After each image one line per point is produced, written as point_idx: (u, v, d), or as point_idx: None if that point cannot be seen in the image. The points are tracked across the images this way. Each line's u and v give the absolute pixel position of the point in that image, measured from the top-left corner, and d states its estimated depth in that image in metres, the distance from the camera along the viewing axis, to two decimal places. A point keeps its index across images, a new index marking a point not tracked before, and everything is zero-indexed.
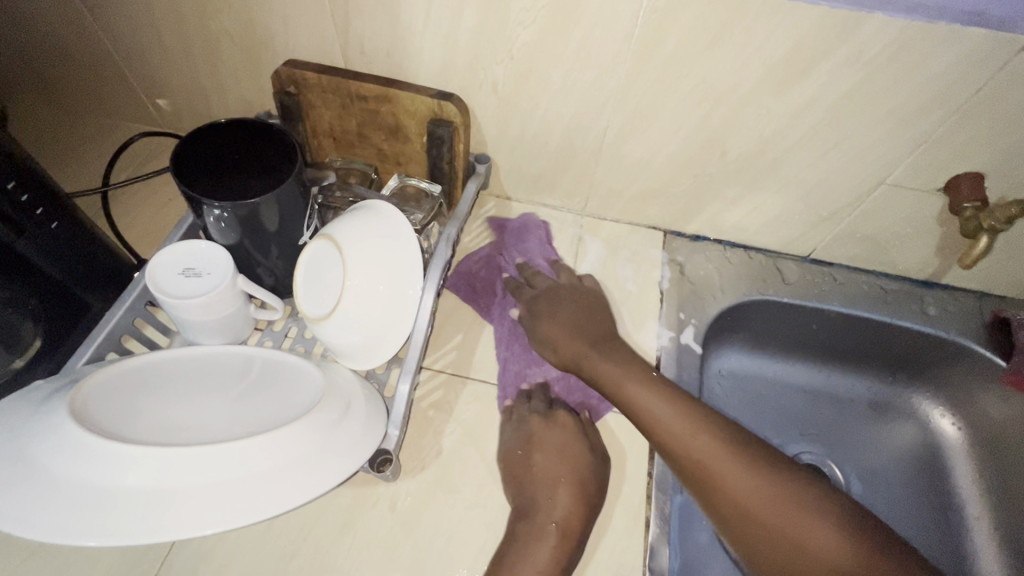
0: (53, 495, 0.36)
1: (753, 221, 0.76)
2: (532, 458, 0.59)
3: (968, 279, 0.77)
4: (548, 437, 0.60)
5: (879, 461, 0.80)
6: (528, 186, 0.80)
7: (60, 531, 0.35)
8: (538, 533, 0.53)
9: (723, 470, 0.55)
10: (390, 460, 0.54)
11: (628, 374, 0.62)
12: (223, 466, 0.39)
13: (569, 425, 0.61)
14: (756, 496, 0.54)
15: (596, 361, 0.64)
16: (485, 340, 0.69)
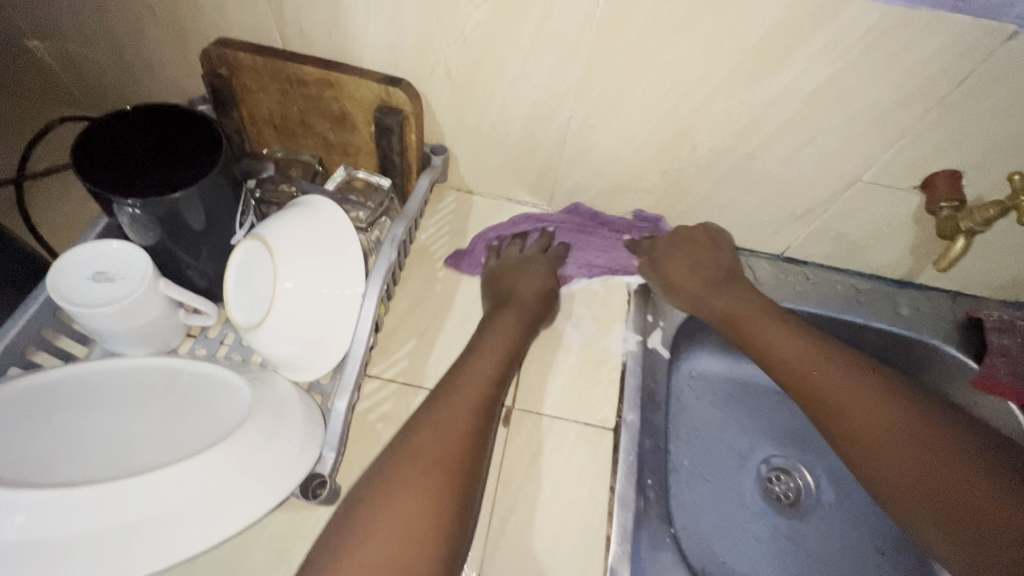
0: None
1: (726, 219, 0.72)
2: (501, 287, 0.67)
3: (941, 278, 0.75)
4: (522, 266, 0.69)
5: None
6: (491, 179, 0.75)
7: None
8: (484, 353, 0.57)
9: (829, 375, 0.58)
10: (325, 485, 0.50)
11: (756, 309, 0.66)
12: (123, 510, 0.36)
13: (539, 260, 0.71)
14: (841, 395, 0.57)
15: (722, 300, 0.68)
16: (440, 346, 0.65)
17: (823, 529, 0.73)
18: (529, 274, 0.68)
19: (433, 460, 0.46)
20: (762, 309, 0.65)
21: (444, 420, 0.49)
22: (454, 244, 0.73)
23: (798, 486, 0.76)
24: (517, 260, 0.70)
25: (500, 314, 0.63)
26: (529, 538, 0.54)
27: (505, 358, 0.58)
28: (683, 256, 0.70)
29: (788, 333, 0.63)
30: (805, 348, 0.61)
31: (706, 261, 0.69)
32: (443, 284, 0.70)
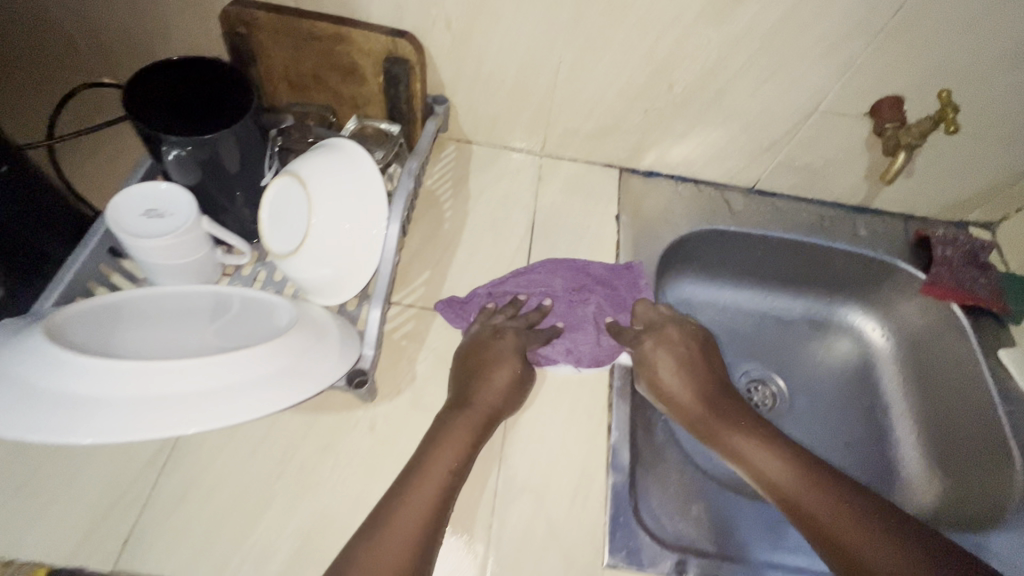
0: (28, 400, 0.37)
1: (702, 155, 0.80)
2: (464, 383, 0.60)
3: (893, 202, 0.85)
4: (493, 346, 0.62)
5: (816, 372, 0.88)
6: (488, 128, 0.81)
7: (36, 429, 0.36)
8: (426, 472, 0.50)
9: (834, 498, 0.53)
10: (367, 381, 0.57)
11: (759, 443, 0.58)
12: (201, 377, 0.41)
13: (509, 341, 0.63)
14: (868, 550, 0.49)
15: (718, 421, 0.61)
16: (452, 275, 0.72)
17: (796, 427, 0.83)
18: (493, 372, 0.60)
19: (399, 543, 0.44)
20: (764, 431, 0.60)
21: (410, 518, 0.46)
22: (457, 188, 0.80)
23: (773, 393, 0.86)
24: (490, 339, 0.63)
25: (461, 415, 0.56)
26: (542, 429, 0.62)
27: (461, 462, 0.52)
28: (680, 355, 0.66)
29: (783, 450, 0.58)
30: (808, 473, 0.56)
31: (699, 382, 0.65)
32: (450, 223, 0.76)
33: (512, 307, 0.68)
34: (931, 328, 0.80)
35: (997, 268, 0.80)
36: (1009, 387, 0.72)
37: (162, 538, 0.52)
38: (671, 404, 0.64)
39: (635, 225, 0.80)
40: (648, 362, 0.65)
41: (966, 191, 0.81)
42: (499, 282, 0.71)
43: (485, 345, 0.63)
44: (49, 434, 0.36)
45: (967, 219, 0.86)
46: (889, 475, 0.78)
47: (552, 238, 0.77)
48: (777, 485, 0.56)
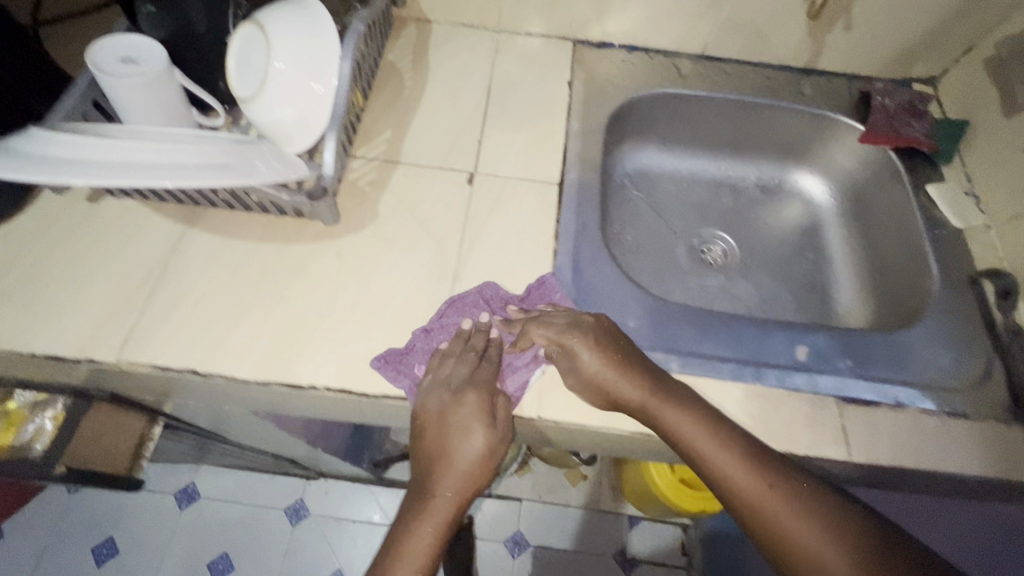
0: (67, 161, 0.51)
1: (649, 19, 0.84)
2: (434, 405, 0.57)
3: (837, 61, 0.88)
4: (437, 393, 0.58)
5: (766, 233, 0.94)
6: (444, 3, 0.86)
7: (79, 176, 0.50)
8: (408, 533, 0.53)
9: (777, 511, 0.51)
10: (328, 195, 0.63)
11: (746, 459, 0.53)
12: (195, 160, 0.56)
13: (456, 369, 0.59)
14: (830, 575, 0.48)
15: (695, 442, 0.55)
16: (412, 134, 0.78)
17: (744, 278, 0.89)
18: (467, 397, 0.57)
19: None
20: (717, 435, 0.55)
21: (421, 541, 0.53)
22: (417, 61, 0.85)
23: (723, 251, 0.92)
24: (449, 407, 0.57)
25: (443, 446, 0.56)
26: (493, 254, 0.68)
27: (436, 536, 0.53)
28: (599, 346, 0.58)
29: (738, 454, 0.54)
30: (755, 481, 0.52)
31: (633, 366, 0.58)
32: (410, 91, 0.82)
33: (457, 342, 0.61)
34: (875, 175, 0.86)
35: (933, 115, 0.84)
36: (934, 217, 0.77)
37: (158, 336, 0.60)
38: (588, 393, 0.58)
39: (586, 89, 0.85)
40: (564, 349, 0.59)
41: (904, 43, 0.84)
42: (438, 317, 0.63)
43: (440, 384, 0.58)
44: (89, 178, 0.50)
45: (911, 76, 0.89)
46: (829, 314, 0.84)
47: (506, 102, 0.82)
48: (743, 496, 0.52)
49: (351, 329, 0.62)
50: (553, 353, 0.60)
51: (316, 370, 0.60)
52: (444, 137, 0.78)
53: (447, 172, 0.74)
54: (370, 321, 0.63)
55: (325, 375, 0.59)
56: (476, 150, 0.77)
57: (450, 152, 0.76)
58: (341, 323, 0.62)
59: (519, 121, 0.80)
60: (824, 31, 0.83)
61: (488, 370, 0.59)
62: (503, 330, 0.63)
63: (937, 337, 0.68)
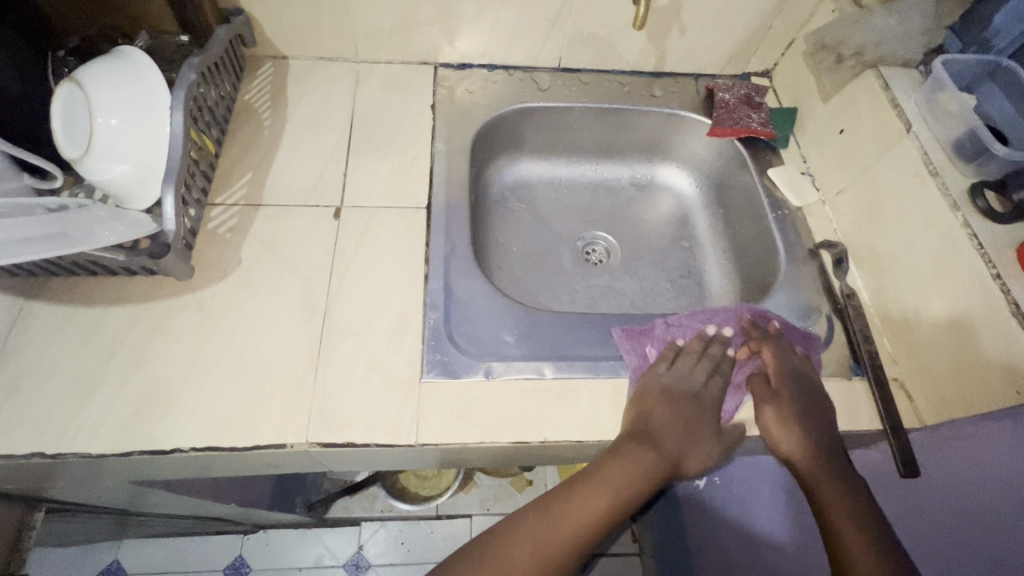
0: None
1: (500, 39, 0.88)
2: (627, 423, 0.63)
3: (680, 63, 0.95)
4: (663, 381, 0.66)
5: (644, 228, 0.99)
6: (297, 39, 0.86)
7: None
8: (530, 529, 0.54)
9: (826, 498, 0.59)
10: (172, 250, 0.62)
11: (858, 524, 0.57)
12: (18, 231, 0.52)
13: (668, 367, 0.68)
14: None
15: (828, 492, 0.60)
16: (275, 174, 0.77)
17: (626, 273, 0.94)
18: (649, 402, 0.64)
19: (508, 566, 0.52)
20: (803, 427, 0.63)
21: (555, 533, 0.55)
22: (276, 99, 0.84)
23: (605, 250, 0.96)
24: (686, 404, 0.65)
25: (658, 437, 0.62)
26: (365, 286, 0.69)
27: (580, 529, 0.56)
28: (801, 421, 0.63)
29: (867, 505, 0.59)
30: (856, 519, 0.57)
31: (821, 430, 0.64)
32: (270, 130, 0.81)
33: (671, 352, 0.70)
34: (727, 165, 0.93)
35: (768, 106, 0.92)
36: (776, 199, 0.84)
37: (1, 419, 0.57)
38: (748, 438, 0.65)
39: (451, 111, 0.87)
40: (774, 391, 0.67)
41: (734, 42, 0.92)
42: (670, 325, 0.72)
43: (673, 387, 0.66)
44: None
45: (748, 71, 0.97)
46: (703, 298, 0.90)
47: (370, 132, 0.83)
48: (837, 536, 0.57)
49: (218, 383, 0.61)
50: (758, 387, 0.68)
51: (178, 432, 0.58)
52: (308, 174, 0.78)
53: (313, 209, 0.74)
54: (237, 372, 0.61)
55: (188, 435, 0.57)
56: (341, 183, 0.77)
57: (315, 189, 0.76)
58: (207, 379, 0.61)
59: (384, 150, 0.81)
60: (662, 37, 0.89)
61: (717, 377, 0.68)
62: (381, 363, 0.64)
63: (783, 309, 0.75)
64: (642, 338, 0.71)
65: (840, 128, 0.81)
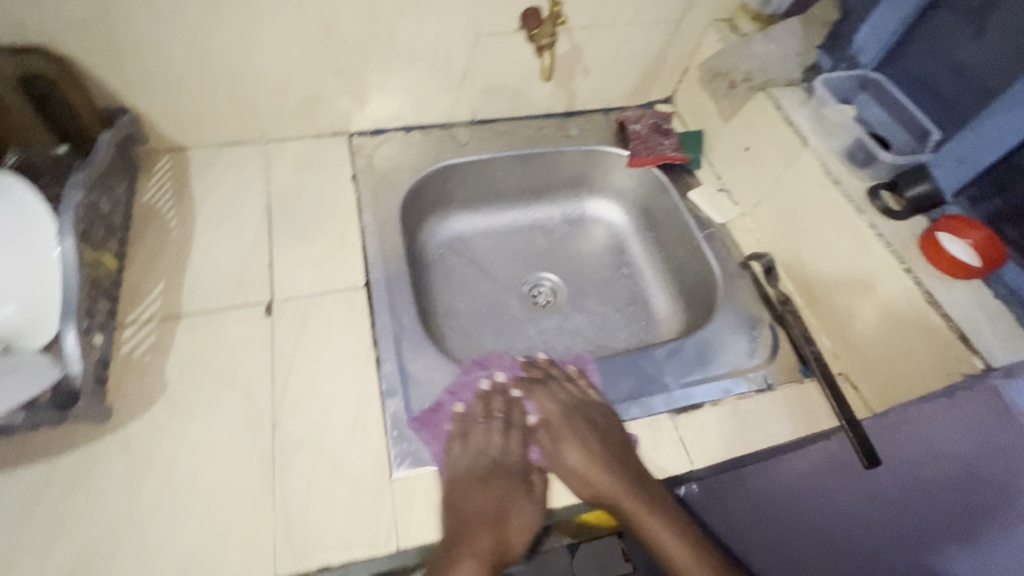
0: None
1: (411, 101, 0.87)
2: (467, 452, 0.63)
3: (590, 101, 0.98)
4: (461, 464, 0.62)
5: (584, 261, 1.00)
6: (194, 129, 0.80)
7: None
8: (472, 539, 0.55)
9: (649, 523, 0.58)
10: (80, 394, 0.55)
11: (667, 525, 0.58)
12: None
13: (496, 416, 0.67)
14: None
15: (638, 518, 0.59)
16: (191, 277, 0.71)
17: (576, 310, 0.94)
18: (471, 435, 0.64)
19: None
20: (605, 455, 0.63)
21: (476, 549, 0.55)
22: (179, 194, 0.78)
23: (551, 291, 0.97)
24: (477, 485, 0.60)
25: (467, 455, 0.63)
26: (313, 384, 0.64)
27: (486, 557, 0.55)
28: (580, 439, 0.65)
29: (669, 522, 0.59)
30: (677, 539, 0.58)
31: (608, 457, 0.62)
32: (177, 229, 0.75)
33: (481, 404, 0.67)
34: (652, 191, 0.96)
35: (677, 131, 0.97)
36: (702, 219, 0.89)
37: None
38: (575, 483, 0.62)
39: (373, 179, 0.85)
40: (556, 443, 0.65)
41: (636, 77, 0.96)
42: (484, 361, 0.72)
43: (478, 459, 0.63)
44: None
45: (652, 100, 1.02)
46: (652, 322, 0.93)
47: (291, 214, 0.78)
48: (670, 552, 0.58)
49: (160, 532, 0.54)
50: (546, 445, 0.66)
51: None
52: (229, 270, 0.72)
53: (240, 309, 0.69)
54: (183, 513, 0.55)
55: None
56: (268, 275, 0.72)
57: (239, 286, 0.71)
58: (146, 530, 0.54)
59: (309, 231, 0.77)
60: (568, 80, 0.92)
61: (517, 436, 0.66)
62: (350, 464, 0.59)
63: (730, 324, 0.78)
64: (437, 415, 0.64)
65: (745, 145, 0.86)
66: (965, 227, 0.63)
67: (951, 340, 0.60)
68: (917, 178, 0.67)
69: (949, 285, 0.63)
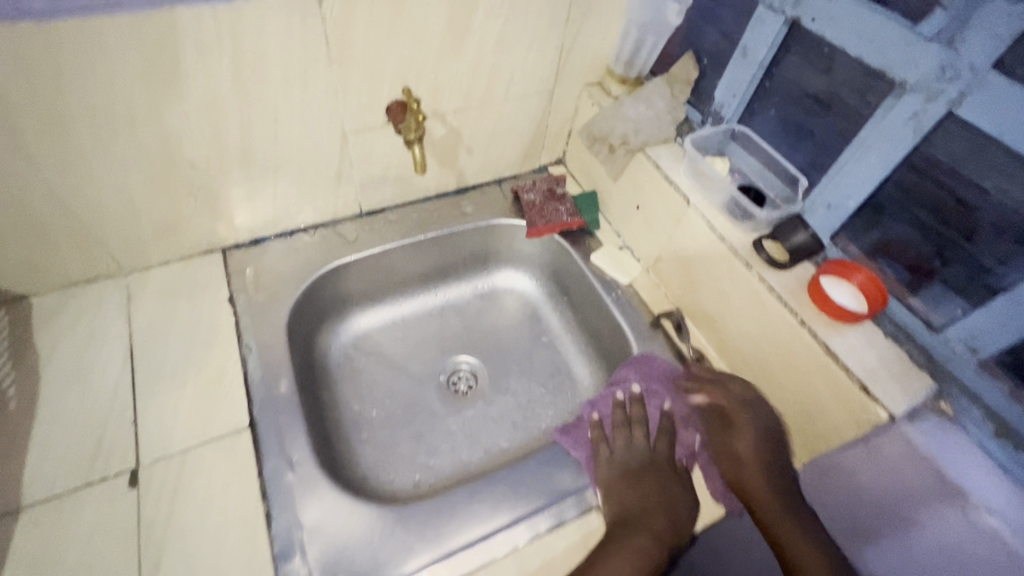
0: None
1: (286, 206, 0.81)
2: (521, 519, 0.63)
3: (481, 175, 0.96)
4: (619, 459, 0.69)
5: (502, 336, 0.96)
6: (34, 276, 0.71)
7: None
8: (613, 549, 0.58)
9: (782, 528, 0.59)
10: None
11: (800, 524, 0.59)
12: None
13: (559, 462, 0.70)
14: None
15: (771, 515, 0.61)
16: (35, 455, 0.61)
17: (499, 392, 0.90)
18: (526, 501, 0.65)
19: None
20: (741, 454, 0.67)
21: None
22: (20, 355, 0.68)
23: (471, 375, 0.91)
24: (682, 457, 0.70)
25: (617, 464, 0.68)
26: (191, 561, 0.56)
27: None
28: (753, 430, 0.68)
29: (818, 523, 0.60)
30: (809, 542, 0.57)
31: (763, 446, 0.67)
32: (18, 399, 0.65)
33: (636, 402, 0.73)
34: (556, 257, 0.95)
35: (572, 194, 0.96)
36: (608, 282, 0.87)
37: None
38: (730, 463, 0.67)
39: (253, 297, 0.77)
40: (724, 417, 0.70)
41: (522, 146, 0.95)
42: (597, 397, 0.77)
43: (632, 455, 0.69)
44: None
45: (544, 163, 1.02)
46: (578, 391, 0.90)
47: (158, 356, 0.70)
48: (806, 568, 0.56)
49: None
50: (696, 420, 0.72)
51: None
52: (83, 438, 0.62)
53: (98, 483, 0.59)
54: None
55: None
56: (131, 435, 0.63)
57: (97, 456, 0.61)
58: None
59: (180, 372, 0.69)
60: (453, 160, 0.90)
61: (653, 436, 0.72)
62: None
63: None
64: (577, 427, 0.73)
65: (636, 204, 0.86)
66: (851, 269, 0.64)
67: (853, 390, 0.59)
68: (794, 230, 0.68)
69: (842, 332, 0.63)
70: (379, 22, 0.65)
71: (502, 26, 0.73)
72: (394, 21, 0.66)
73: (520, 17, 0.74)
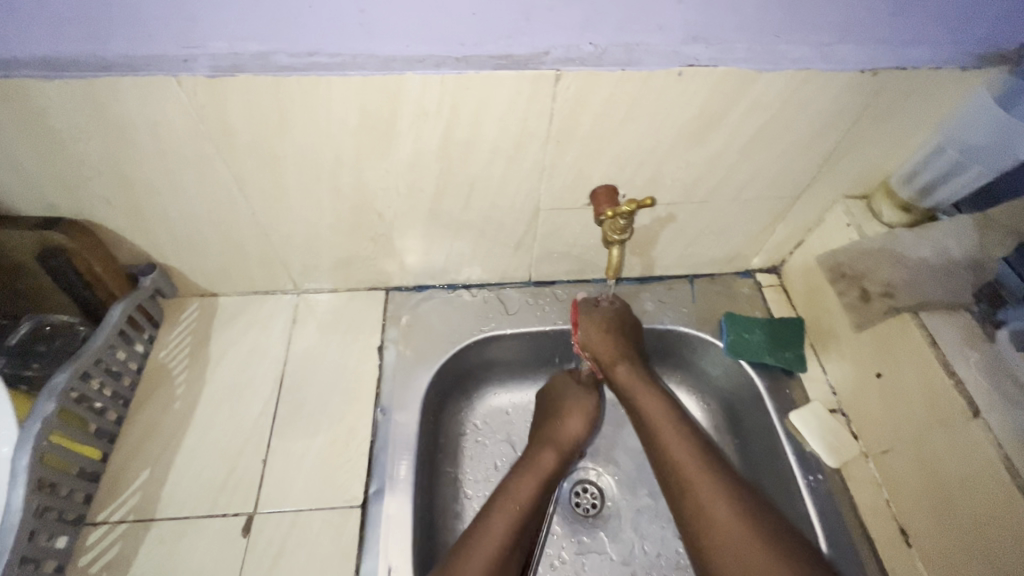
0: None
1: (458, 263, 0.76)
2: (513, 511, 0.61)
3: (673, 267, 0.81)
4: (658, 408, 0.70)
5: (646, 456, 0.80)
6: (226, 281, 0.74)
7: None
8: (543, 454, 0.68)
9: (699, 492, 0.61)
10: None
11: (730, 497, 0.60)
12: None
13: (547, 456, 0.68)
14: (672, 440, 0.67)
15: (694, 488, 0.62)
16: (177, 468, 0.64)
17: (623, 528, 0.75)
18: (522, 490, 0.64)
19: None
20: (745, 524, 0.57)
21: (492, 540, 0.58)
22: (195, 355, 0.72)
23: (597, 493, 0.78)
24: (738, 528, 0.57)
25: (633, 399, 0.71)
26: None
27: (514, 524, 0.60)
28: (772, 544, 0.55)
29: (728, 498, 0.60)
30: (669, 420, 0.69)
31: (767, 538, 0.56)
32: (181, 401, 0.69)
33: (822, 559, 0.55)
34: (739, 391, 0.77)
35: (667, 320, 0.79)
36: (807, 457, 0.68)
37: None
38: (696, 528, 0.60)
39: (402, 352, 0.74)
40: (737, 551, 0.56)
41: (731, 249, 0.78)
42: None
43: (664, 424, 0.68)
44: None
45: (752, 268, 0.84)
46: None
47: (303, 394, 0.70)
48: (683, 461, 0.65)
49: None
50: None
51: None
52: (219, 463, 0.64)
53: (217, 519, 0.60)
54: None
55: None
56: (258, 476, 0.63)
57: (224, 488, 0.63)
58: None
59: (316, 419, 0.68)
60: (647, 249, 0.76)
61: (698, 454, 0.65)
62: None
63: None
64: None
65: (876, 370, 0.65)
66: None
67: None
68: None
69: None
70: (615, 106, 0.54)
71: (764, 121, 0.57)
72: (633, 104, 0.54)
73: (790, 116, 0.57)
